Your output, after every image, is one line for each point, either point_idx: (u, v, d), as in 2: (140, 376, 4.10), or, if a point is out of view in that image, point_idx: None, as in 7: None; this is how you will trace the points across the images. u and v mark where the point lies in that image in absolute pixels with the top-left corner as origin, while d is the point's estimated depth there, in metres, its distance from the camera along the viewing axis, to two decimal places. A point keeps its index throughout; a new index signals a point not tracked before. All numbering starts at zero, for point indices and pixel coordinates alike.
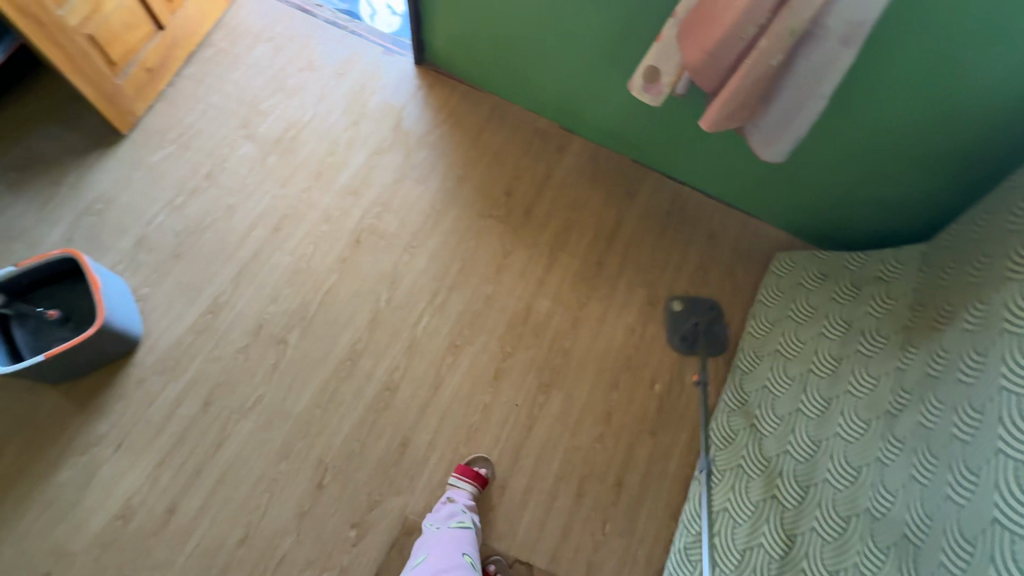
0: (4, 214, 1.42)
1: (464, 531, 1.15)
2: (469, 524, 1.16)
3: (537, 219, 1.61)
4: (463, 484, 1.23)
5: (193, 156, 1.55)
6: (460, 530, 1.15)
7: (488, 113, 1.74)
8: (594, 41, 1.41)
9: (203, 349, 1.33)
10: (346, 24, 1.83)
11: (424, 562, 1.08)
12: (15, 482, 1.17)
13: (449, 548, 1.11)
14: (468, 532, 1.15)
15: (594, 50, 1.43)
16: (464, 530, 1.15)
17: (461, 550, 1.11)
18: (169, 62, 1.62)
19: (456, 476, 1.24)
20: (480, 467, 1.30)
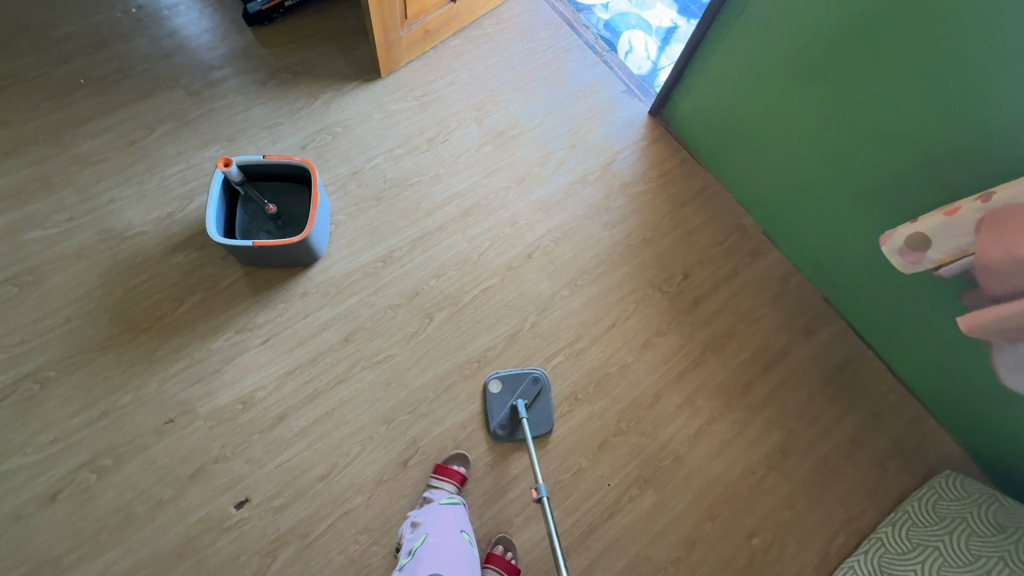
0: (266, 104, 1.61)
1: (455, 509, 1.16)
2: (457, 501, 1.19)
3: (703, 312, 1.54)
4: (445, 484, 1.22)
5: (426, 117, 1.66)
6: (451, 507, 1.17)
7: (700, 189, 1.70)
8: (853, 174, 1.33)
9: (364, 290, 1.42)
10: (603, 53, 1.88)
11: (423, 543, 1.07)
12: (182, 330, 1.32)
13: (445, 528, 1.11)
14: (459, 509, 1.17)
15: (848, 181, 1.35)
16: (456, 506, 1.18)
17: (458, 527, 1.13)
18: (443, 31, 1.75)
19: (437, 476, 1.24)
20: (456, 465, 1.28)
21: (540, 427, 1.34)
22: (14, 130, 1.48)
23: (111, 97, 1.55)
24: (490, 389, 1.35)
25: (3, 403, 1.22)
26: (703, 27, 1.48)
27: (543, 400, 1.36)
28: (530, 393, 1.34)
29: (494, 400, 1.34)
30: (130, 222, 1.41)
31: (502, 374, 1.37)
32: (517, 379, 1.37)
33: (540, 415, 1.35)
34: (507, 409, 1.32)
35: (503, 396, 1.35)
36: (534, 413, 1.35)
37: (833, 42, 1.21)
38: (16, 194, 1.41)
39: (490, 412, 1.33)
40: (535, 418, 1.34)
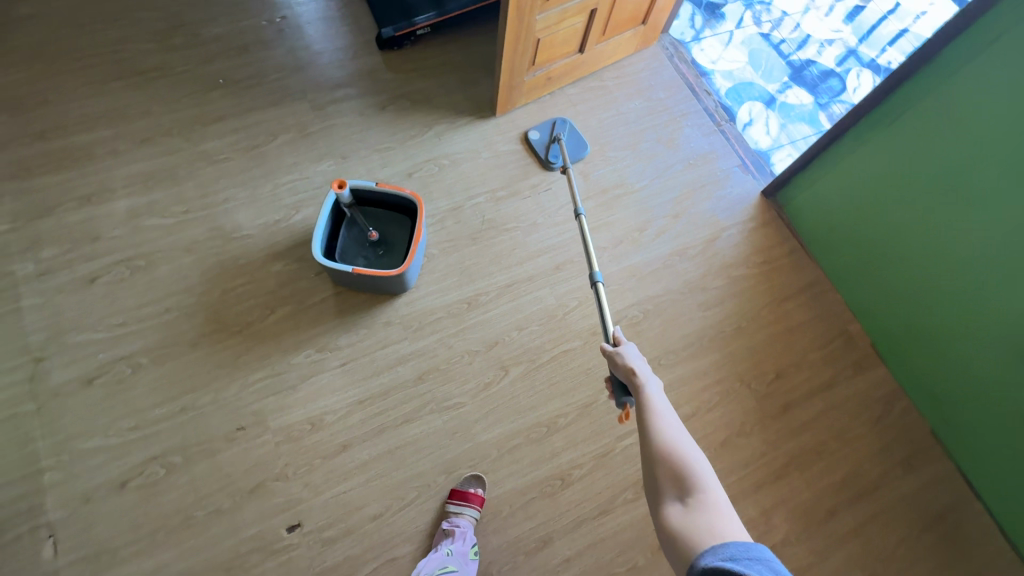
0: (381, 127, 1.64)
1: None
2: (452, 569, 1.14)
3: (792, 420, 1.43)
4: (466, 511, 1.20)
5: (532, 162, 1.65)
6: None
7: (806, 283, 1.59)
8: (997, 309, 1.23)
9: (445, 330, 1.41)
10: (721, 122, 1.81)
11: None
12: (267, 339, 1.35)
13: None
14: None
15: (990, 315, 1.25)
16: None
17: None
18: (563, 79, 1.74)
19: (456, 501, 1.21)
20: (472, 487, 1.25)
21: (577, 149, 1.67)
22: (154, 120, 1.57)
23: (243, 100, 1.63)
24: (531, 137, 1.66)
25: (97, 381, 1.27)
26: (841, 125, 1.41)
27: (575, 134, 1.69)
28: (562, 130, 1.66)
29: (535, 144, 1.65)
30: (238, 224, 1.46)
31: (539, 127, 1.68)
32: (550, 129, 1.68)
33: (576, 140, 1.68)
34: (547, 145, 1.65)
35: (543, 139, 1.66)
36: (570, 141, 1.67)
37: (1005, 171, 1.13)
38: (145, 181, 1.49)
39: (535, 150, 1.65)
40: (572, 143, 1.67)
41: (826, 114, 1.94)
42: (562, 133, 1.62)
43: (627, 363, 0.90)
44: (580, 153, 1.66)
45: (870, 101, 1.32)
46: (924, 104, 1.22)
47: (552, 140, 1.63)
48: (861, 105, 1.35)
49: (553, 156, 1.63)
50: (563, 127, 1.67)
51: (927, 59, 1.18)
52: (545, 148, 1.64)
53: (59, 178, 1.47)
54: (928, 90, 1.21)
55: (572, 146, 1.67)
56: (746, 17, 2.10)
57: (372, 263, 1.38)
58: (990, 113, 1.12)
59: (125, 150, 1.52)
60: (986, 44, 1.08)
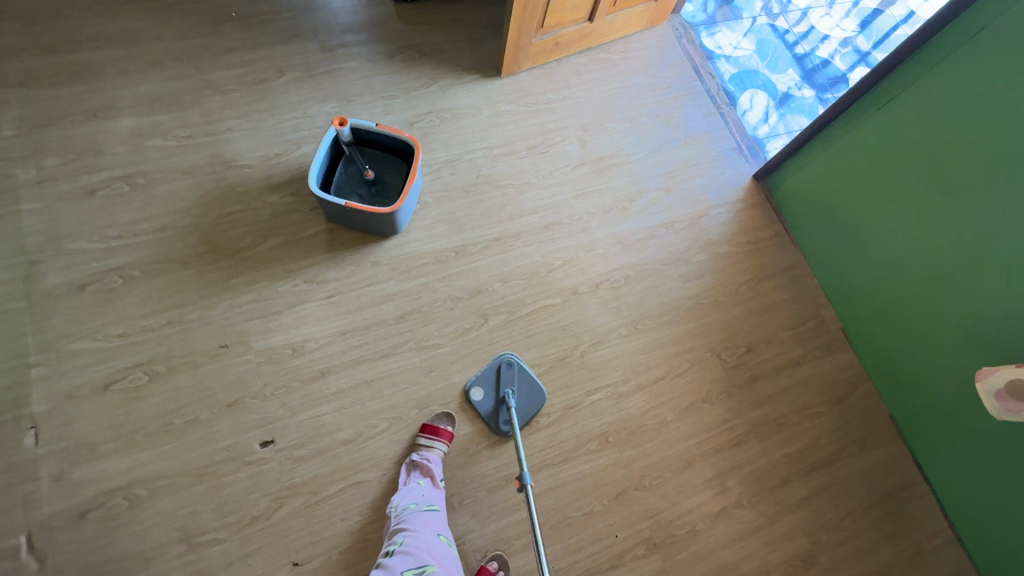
0: (387, 76, 1.67)
1: (435, 514, 1.13)
2: (436, 507, 1.16)
3: (757, 392, 1.48)
4: (436, 445, 1.25)
5: (477, 416, 1.33)
6: (431, 511, 1.14)
7: (786, 265, 1.63)
8: (960, 297, 1.27)
9: (430, 275, 1.45)
10: (722, 105, 1.84)
11: (402, 544, 1.04)
12: (257, 266, 1.38)
13: (427, 532, 1.08)
14: (438, 514, 1.15)
15: (953, 302, 1.29)
16: (435, 511, 1.15)
17: (437, 531, 1.10)
18: (571, 46, 1.76)
19: (427, 436, 1.26)
20: (443, 424, 1.30)
21: (530, 402, 1.35)
22: (164, 45, 1.59)
23: (254, 35, 1.65)
24: (473, 397, 1.33)
25: (88, 287, 1.31)
26: (832, 111, 1.44)
27: (527, 381, 1.36)
28: (510, 381, 1.33)
29: (478, 405, 1.33)
30: (239, 153, 1.49)
31: (481, 381, 1.34)
32: (494, 378, 1.35)
33: (530, 386, 1.36)
34: (496, 408, 1.32)
35: (486, 400, 1.33)
36: (521, 391, 1.35)
37: (977, 163, 1.17)
38: (150, 103, 1.52)
39: (481, 414, 1.33)
40: (525, 395, 1.35)
41: (826, 109, 1.97)
42: (512, 388, 1.30)
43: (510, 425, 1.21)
44: (534, 408, 1.34)
45: (860, 87, 1.35)
46: (910, 93, 1.26)
47: (499, 402, 1.31)
48: (851, 92, 1.38)
49: (504, 422, 1.31)
50: (510, 373, 1.34)
51: (917, 47, 1.21)
52: (493, 411, 1.32)
53: (67, 91, 1.49)
54: (915, 78, 1.24)
55: (525, 399, 1.35)
56: (759, 5, 2.13)
57: (366, 202, 1.42)
58: (969, 105, 1.15)
59: (133, 71, 1.55)
60: (972, 35, 1.11)
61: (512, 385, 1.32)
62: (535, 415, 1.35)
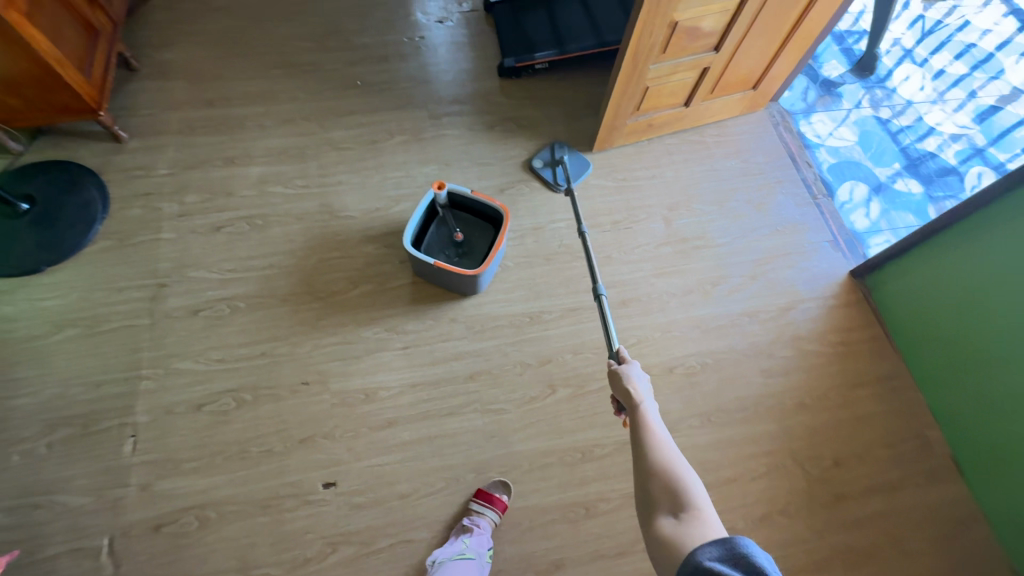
0: (485, 144, 1.78)
1: (464, 564, 1.16)
2: (471, 555, 1.17)
3: (842, 513, 1.34)
4: (487, 513, 1.22)
5: (539, 178, 1.73)
6: (461, 560, 1.16)
7: (884, 374, 1.50)
8: None
9: (504, 337, 1.47)
10: (819, 196, 1.78)
11: None
12: (346, 310, 1.48)
13: None
14: (470, 563, 1.16)
15: None
16: (466, 561, 1.16)
17: None
18: (664, 128, 1.80)
19: (480, 502, 1.24)
20: (498, 493, 1.28)
21: (580, 169, 1.74)
22: (298, 105, 1.81)
23: (373, 101, 1.84)
24: (535, 164, 1.72)
25: (200, 313, 1.45)
26: (949, 217, 1.35)
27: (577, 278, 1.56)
28: (562, 153, 1.74)
29: (542, 173, 1.72)
30: (345, 205, 1.64)
31: (541, 154, 1.75)
32: (549, 153, 1.75)
33: (579, 160, 1.75)
34: (552, 168, 1.72)
35: (547, 161, 1.73)
36: (573, 162, 1.74)
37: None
38: (278, 154, 1.71)
39: (545, 180, 1.71)
40: (575, 166, 1.74)
41: (936, 209, 1.85)
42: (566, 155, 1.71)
43: (628, 384, 0.93)
44: (582, 172, 1.73)
45: (984, 196, 1.26)
46: None
47: (556, 162, 1.72)
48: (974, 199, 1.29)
49: (563, 179, 1.70)
50: (562, 149, 1.74)
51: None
52: (547, 169, 1.72)
53: (213, 140, 1.73)
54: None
55: (574, 168, 1.74)
56: (864, 98, 2.07)
57: (452, 261, 1.49)
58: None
59: (269, 126, 1.77)
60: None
61: (565, 153, 1.73)
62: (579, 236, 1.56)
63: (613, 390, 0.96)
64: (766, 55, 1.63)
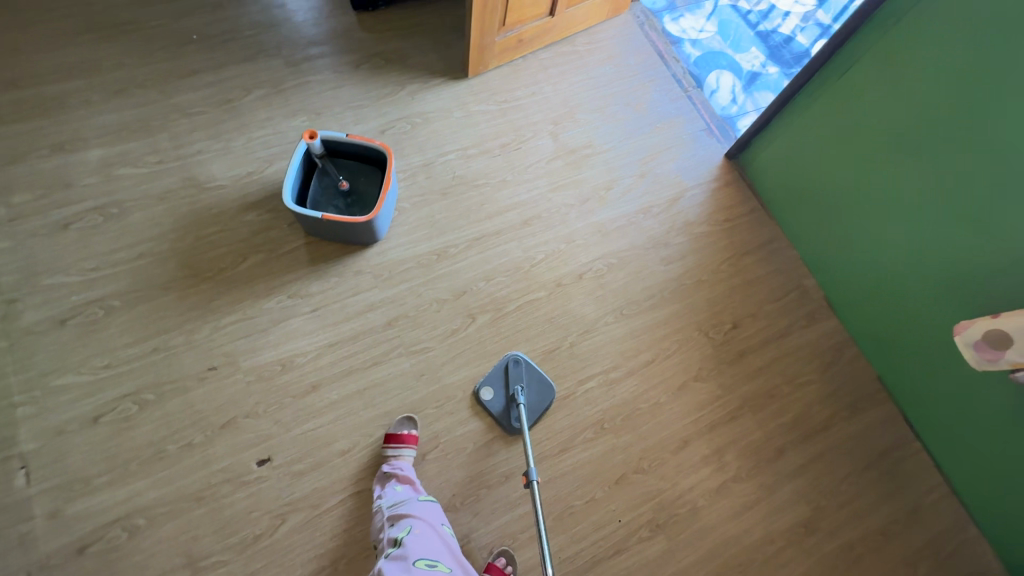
0: (355, 85, 1.67)
1: (431, 505, 1.14)
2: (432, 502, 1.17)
3: (746, 366, 1.50)
4: (404, 449, 1.24)
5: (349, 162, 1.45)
6: (428, 504, 1.14)
7: (765, 239, 1.66)
8: (930, 253, 1.30)
9: (414, 279, 1.45)
10: (689, 88, 1.87)
11: (408, 531, 1.04)
12: (239, 285, 1.38)
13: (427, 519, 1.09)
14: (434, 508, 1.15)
15: (924, 260, 1.32)
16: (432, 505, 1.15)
17: (438, 520, 1.11)
18: (535, 42, 1.78)
19: (393, 445, 1.24)
20: (405, 428, 1.28)
21: (540, 399, 1.36)
22: (127, 72, 1.58)
23: (218, 55, 1.64)
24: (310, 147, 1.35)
25: (69, 321, 1.30)
26: (800, 77, 1.45)
27: (474, 208, 1.55)
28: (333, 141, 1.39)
29: (490, 405, 1.33)
30: (212, 175, 1.49)
31: (489, 381, 1.35)
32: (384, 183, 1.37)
33: (540, 383, 1.37)
34: (507, 405, 1.33)
35: (498, 399, 1.34)
36: (531, 387, 1.36)
37: (943, 116, 1.18)
38: (119, 131, 1.51)
39: (494, 414, 1.33)
40: (534, 391, 1.36)
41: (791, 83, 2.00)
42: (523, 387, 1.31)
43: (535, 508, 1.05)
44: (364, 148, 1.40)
45: (825, 52, 1.36)
46: (871, 53, 1.27)
47: (513, 397, 1.30)
48: (817, 57, 1.39)
49: (517, 418, 1.31)
50: (518, 370, 1.35)
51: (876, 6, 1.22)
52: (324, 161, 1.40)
53: (31, 126, 1.48)
54: (877, 38, 1.25)
55: (535, 395, 1.36)
56: None
57: (343, 213, 1.42)
58: (929, 59, 1.16)
59: (98, 101, 1.54)
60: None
61: (521, 382, 1.33)
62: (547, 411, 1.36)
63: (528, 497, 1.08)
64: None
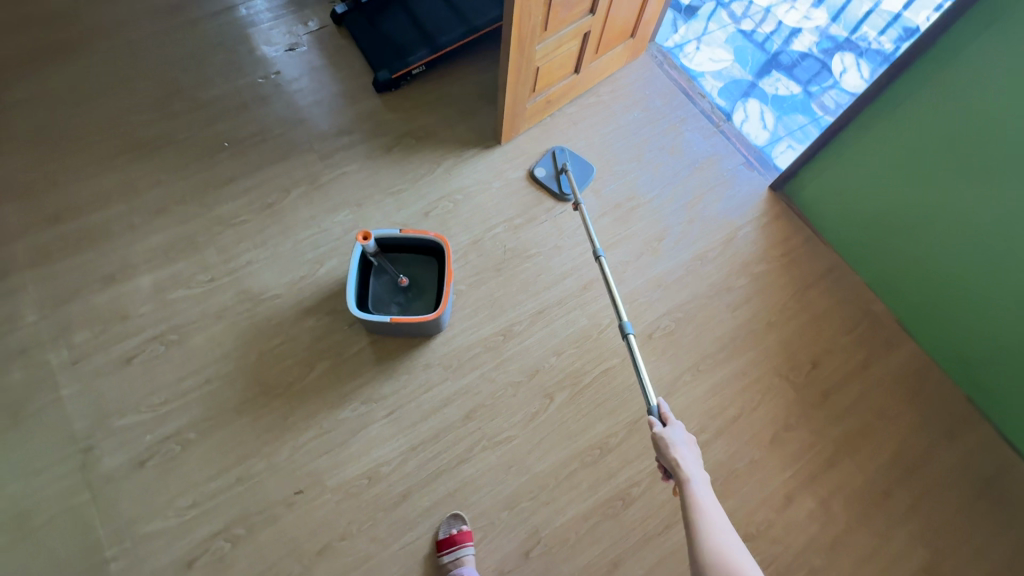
0: (391, 170, 1.65)
1: None
2: None
3: (833, 407, 1.45)
4: (462, 553, 1.18)
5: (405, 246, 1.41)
6: None
7: (827, 269, 1.62)
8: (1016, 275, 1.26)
9: (484, 365, 1.41)
10: (720, 122, 1.85)
11: None
12: (311, 397, 1.34)
13: None
14: None
15: (1009, 281, 1.28)
16: None
17: None
18: (561, 99, 1.76)
19: (450, 551, 1.19)
20: (455, 527, 1.24)
21: (583, 172, 1.69)
22: (165, 189, 1.57)
23: (251, 158, 1.63)
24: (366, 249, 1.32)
25: (148, 462, 1.26)
26: (848, 113, 1.42)
27: (533, 281, 1.52)
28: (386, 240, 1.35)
29: (545, 180, 1.65)
30: (265, 285, 1.46)
31: (542, 163, 1.68)
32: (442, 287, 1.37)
33: (580, 163, 1.70)
34: (556, 178, 1.64)
35: (550, 172, 1.66)
36: (575, 168, 1.69)
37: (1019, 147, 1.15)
38: (165, 252, 1.49)
39: (549, 188, 1.64)
40: (578, 169, 1.69)
41: (817, 101, 1.98)
42: (567, 162, 1.63)
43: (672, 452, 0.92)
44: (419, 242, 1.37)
45: (874, 88, 1.34)
46: (927, 87, 1.25)
47: (560, 170, 1.63)
48: (866, 93, 1.36)
49: (564, 185, 1.63)
50: (563, 156, 1.67)
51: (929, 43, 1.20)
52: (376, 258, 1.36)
53: (79, 261, 1.46)
54: (934, 73, 1.22)
55: (578, 172, 1.69)
56: (726, 15, 2.15)
57: (406, 310, 1.39)
58: (998, 93, 1.14)
59: (140, 224, 1.52)
60: (987, 25, 1.10)
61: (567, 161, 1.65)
62: (634, 445, 1.36)
63: (659, 456, 0.95)
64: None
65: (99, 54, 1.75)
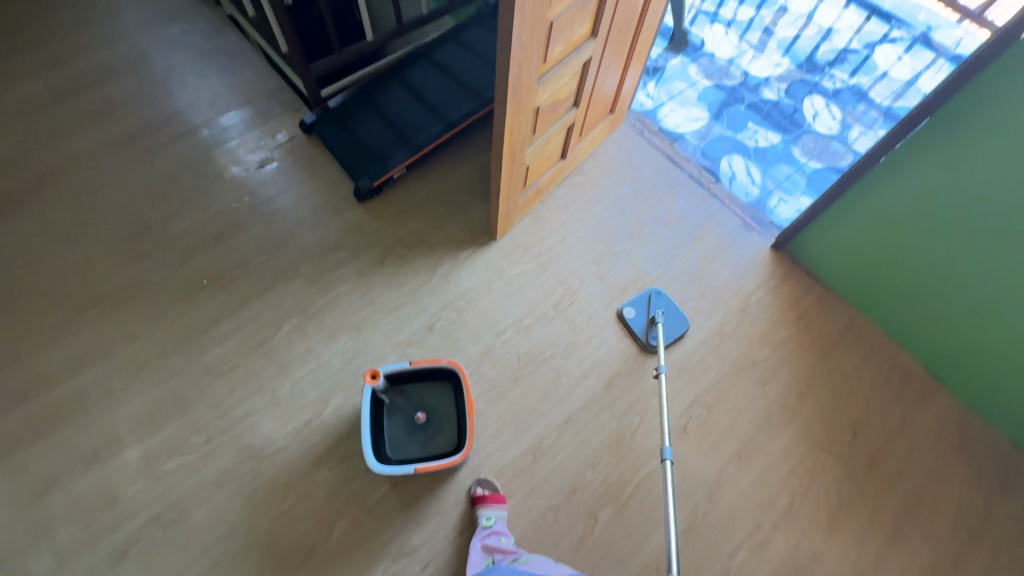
0: (386, 284, 1.56)
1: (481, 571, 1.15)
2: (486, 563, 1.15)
3: (883, 476, 1.39)
4: None
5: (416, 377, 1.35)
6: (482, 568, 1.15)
7: (845, 326, 1.59)
8: None
9: (518, 491, 1.31)
10: (710, 185, 1.83)
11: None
12: (336, 563, 1.21)
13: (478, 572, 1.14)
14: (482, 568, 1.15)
15: None
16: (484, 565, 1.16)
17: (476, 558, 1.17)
18: (550, 185, 1.72)
19: None
20: None
21: (676, 326, 1.54)
22: (143, 343, 1.44)
23: (234, 293, 1.53)
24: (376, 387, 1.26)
25: None
26: (847, 178, 1.40)
27: (553, 387, 1.44)
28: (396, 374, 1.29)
29: (633, 323, 1.53)
30: (268, 437, 1.34)
31: (632, 302, 1.56)
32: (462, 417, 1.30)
33: (674, 314, 1.56)
34: (646, 326, 1.52)
35: (640, 317, 1.54)
36: (666, 318, 1.55)
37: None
38: (152, 416, 1.35)
39: (635, 332, 1.52)
40: (670, 321, 1.54)
41: (797, 147, 2.00)
42: (661, 312, 1.51)
43: None
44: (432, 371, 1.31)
45: (879, 148, 1.30)
46: (923, 155, 1.24)
47: (652, 320, 1.50)
48: (870, 153, 1.33)
49: (654, 337, 1.49)
50: (659, 301, 1.56)
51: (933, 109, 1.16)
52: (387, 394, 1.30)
53: (54, 442, 1.31)
54: (939, 137, 1.19)
55: (670, 323, 1.54)
56: (694, 73, 2.18)
57: (427, 448, 1.30)
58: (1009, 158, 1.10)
59: (120, 387, 1.38)
60: (992, 94, 1.07)
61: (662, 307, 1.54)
62: (690, 556, 1.28)
63: None
64: (616, 75, 1.56)
65: (54, 202, 1.63)
